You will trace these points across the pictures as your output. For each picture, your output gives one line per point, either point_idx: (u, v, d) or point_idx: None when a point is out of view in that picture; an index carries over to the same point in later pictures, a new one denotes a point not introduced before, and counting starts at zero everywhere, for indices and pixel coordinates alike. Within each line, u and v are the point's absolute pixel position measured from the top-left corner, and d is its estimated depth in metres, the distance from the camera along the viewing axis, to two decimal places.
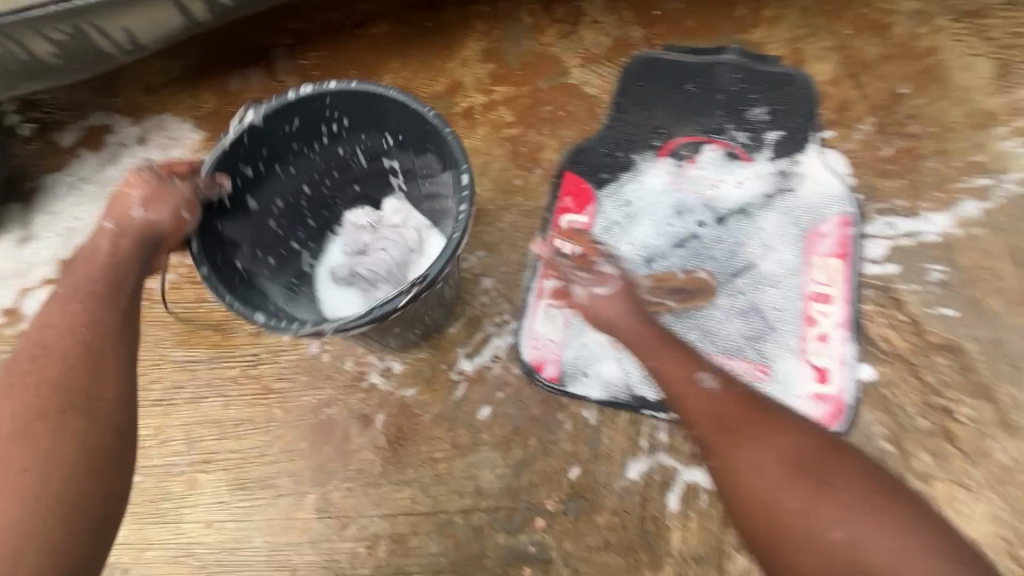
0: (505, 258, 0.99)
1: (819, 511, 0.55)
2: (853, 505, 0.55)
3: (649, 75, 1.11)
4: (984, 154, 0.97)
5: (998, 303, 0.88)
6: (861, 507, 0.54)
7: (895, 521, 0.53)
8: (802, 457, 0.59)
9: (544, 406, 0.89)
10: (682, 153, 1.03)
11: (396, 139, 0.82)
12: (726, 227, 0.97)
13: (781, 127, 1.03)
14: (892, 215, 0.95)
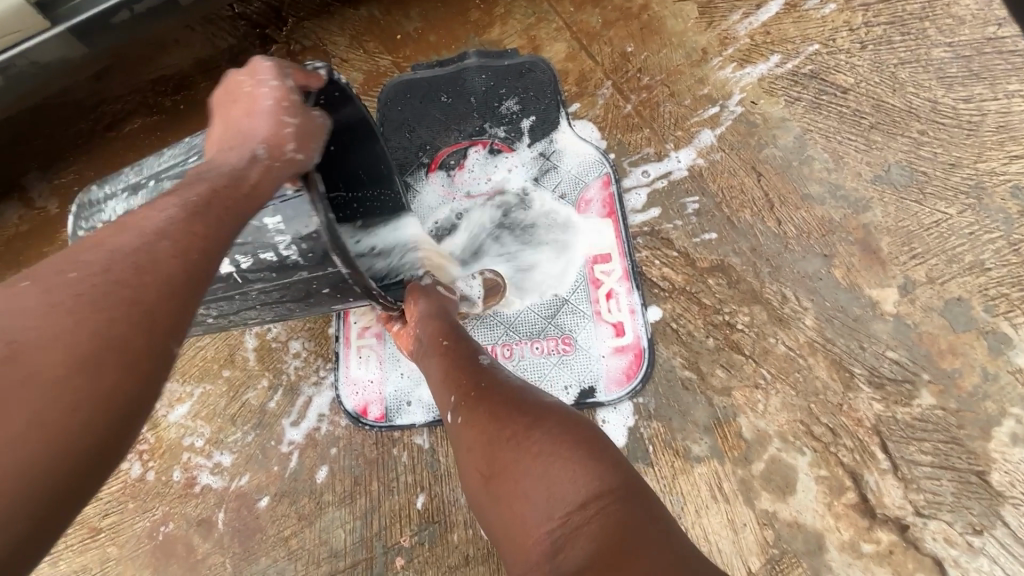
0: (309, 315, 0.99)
1: (524, 475, 0.57)
2: (552, 458, 0.57)
3: (404, 96, 1.12)
4: (708, 87, 1.07)
5: (748, 214, 0.97)
6: (555, 456, 0.56)
7: (580, 461, 0.56)
8: (517, 425, 0.61)
9: (378, 447, 0.89)
10: (451, 163, 1.07)
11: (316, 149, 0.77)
12: (506, 221, 1.02)
13: (533, 112, 1.08)
14: (644, 163, 1.02)
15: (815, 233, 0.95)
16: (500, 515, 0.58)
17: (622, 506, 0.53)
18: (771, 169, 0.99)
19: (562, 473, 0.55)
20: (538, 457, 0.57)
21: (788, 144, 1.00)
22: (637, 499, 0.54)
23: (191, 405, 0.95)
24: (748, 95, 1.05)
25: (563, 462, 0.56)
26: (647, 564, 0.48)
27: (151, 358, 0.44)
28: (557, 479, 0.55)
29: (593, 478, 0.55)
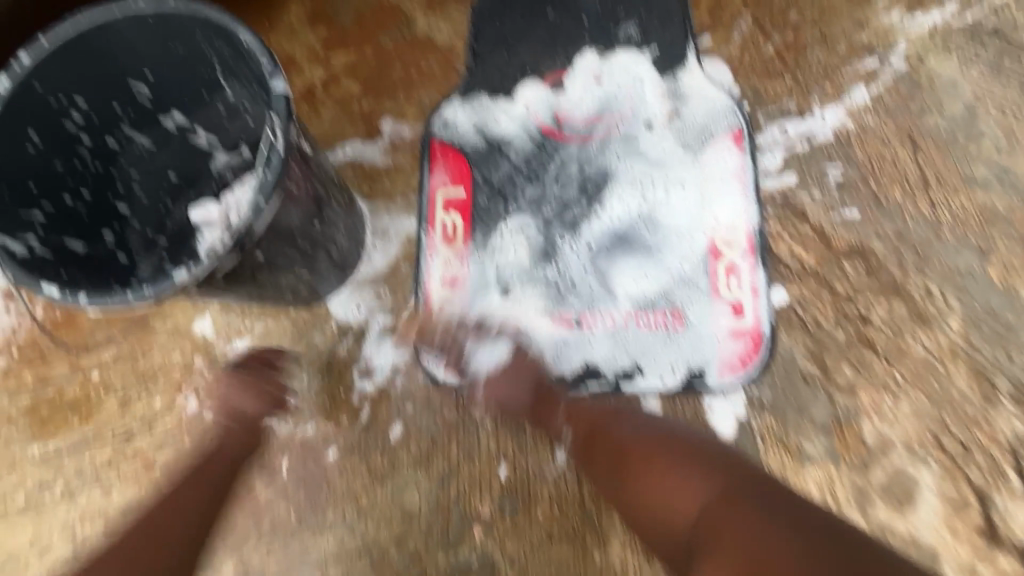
0: (385, 255, 0.88)
1: (653, 496, 0.61)
2: (674, 473, 0.60)
3: (504, 7, 0.95)
4: (867, 33, 0.90)
5: (898, 193, 0.84)
6: (673, 479, 0.60)
7: (691, 471, 0.60)
8: (634, 469, 0.64)
9: (458, 409, 0.82)
10: (554, 94, 0.92)
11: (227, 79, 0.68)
12: (612, 171, 0.88)
13: (656, 42, 0.92)
14: (784, 118, 0.88)
15: (973, 223, 0.82)
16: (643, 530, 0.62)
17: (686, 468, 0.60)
18: (931, 142, 0.86)
19: (682, 492, 0.59)
20: (666, 474, 0.61)
21: (955, 115, 0.86)
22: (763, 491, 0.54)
23: (252, 341, 0.87)
24: (915, 48, 0.89)
25: (685, 480, 0.59)
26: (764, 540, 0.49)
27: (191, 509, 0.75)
28: (680, 494, 0.58)
29: (711, 487, 0.57)
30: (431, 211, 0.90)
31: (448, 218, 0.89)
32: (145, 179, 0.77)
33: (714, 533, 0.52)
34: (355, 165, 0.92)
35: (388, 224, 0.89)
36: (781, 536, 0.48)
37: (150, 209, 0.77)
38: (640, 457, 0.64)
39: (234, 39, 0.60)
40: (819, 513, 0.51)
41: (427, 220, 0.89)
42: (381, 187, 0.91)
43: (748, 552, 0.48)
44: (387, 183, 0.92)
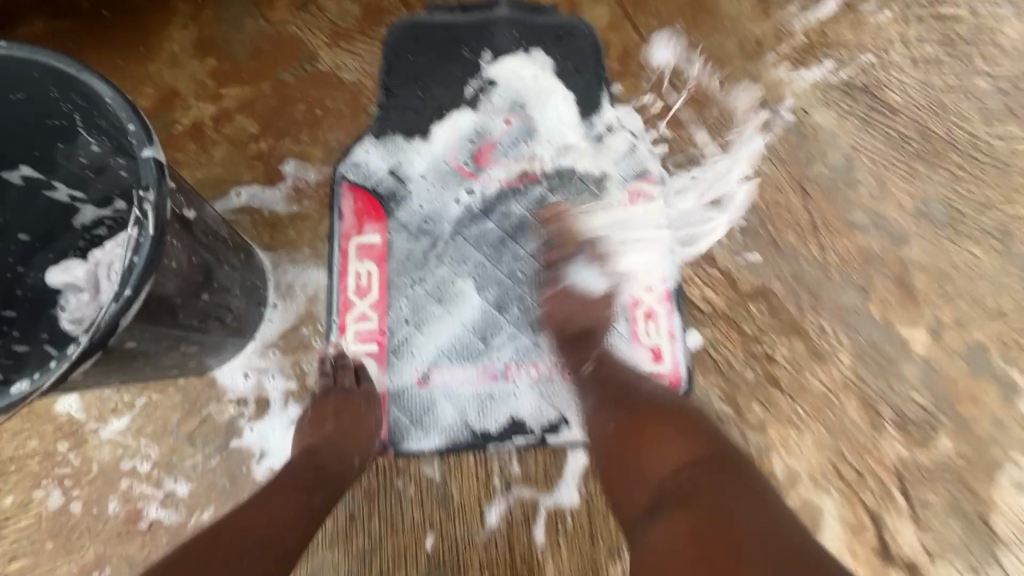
0: (291, 314, 0.81)
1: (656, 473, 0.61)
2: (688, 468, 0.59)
3: (416, 45, 0.92)
4: (759, 86, 0.97)
5: (793, 237, 0.91)
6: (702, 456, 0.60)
7: (686, 440, 0.62)
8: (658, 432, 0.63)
9: (379, 478, 0.77)
10: (473, 136, 0.90)
11: (84, 131, 0.58)
12: (532, 215, 0.88)
13: (572, 88, 0.93)
14: (691, 166, 0.92)
15: (856, 264, 0.91)
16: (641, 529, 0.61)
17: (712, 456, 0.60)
18: (818, 189, 0.93)
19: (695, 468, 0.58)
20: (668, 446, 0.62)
21: (836, 164, 0.94)
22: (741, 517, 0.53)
23: (132, 419, 0.76)
24: (800, 102, 0.97)
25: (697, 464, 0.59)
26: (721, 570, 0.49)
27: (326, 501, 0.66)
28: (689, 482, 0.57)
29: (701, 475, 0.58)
30: (343, 261, 0.83)
31: (362, 269, 0.83)
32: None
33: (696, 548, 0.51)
34: (254, 213, 0.84)
35: (294, 279, 0.82)
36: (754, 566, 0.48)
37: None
38: (656, 409, 0.66)
39: (84, 88, 0.52)
40: (797, 529, 0.53)
41: (339, 271, 0.83)
42: (284, 236, 0.84)
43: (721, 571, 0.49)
44: (291, 232, 0.84)
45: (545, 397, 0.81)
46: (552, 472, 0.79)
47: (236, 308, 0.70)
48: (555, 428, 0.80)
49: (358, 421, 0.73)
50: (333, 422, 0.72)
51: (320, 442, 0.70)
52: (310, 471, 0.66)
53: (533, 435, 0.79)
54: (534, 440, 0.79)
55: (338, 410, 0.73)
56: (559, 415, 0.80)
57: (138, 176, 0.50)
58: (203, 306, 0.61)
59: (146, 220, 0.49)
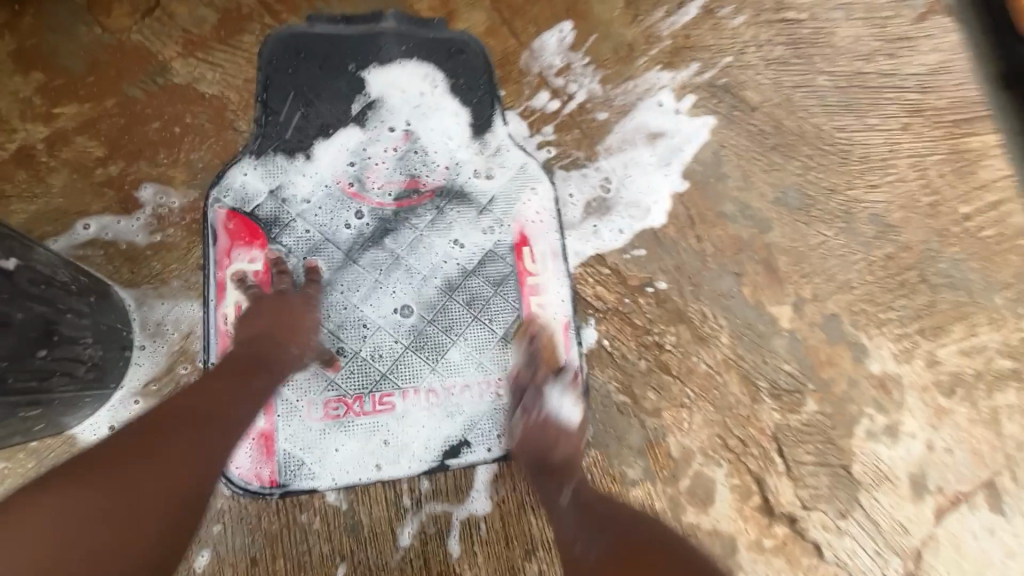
0: (162, 354, 0.74)
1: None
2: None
3: (296, 58, 0.87)
4: (634, 88, 1.02)
5: (673, 231, 0.97)
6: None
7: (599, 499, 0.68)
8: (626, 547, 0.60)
9: (278, 517, 0.72)
10: (361, 155, 0.86)
11: None
12: (427, 236, 0.86)
13: (465, 105, 0.93)
14: (577, 169, 0.96)
15: (729, 251, 0.99)
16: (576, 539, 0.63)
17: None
18: (692, 184, 1.00)
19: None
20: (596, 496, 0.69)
21: (706, 159, 1.02)
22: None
23: None
24: (671, 102, 1.03)
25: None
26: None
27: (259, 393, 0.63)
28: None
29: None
30: (220, 292, 0.76)
31: (241, 299, 0.76)
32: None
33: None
34: (109, 247, 0.76)
35: (164, 315, 0.75)
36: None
37: None
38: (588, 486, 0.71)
39: None
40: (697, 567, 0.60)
41: (215, 303, 0.76)
42: (147, 269, 0.76)
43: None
44: (155, 264, 0.77)
45: (449, 420, 0.80)
46: (461, 483, 0.79)
47: (92, 358, 0.64)
48: (456, 450, 0.80)
49: (292, 323, 0.70)
50: (264, 320, 0.69)
51: (195, 403, 0.58)
52: (192, 410, 0.57)
53: (434, 460, 0.78)
54: (435, 465, 0.78)
55: (266, 311, 0.71)
56: (461, 437, 0.80)
57: None
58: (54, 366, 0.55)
59: None
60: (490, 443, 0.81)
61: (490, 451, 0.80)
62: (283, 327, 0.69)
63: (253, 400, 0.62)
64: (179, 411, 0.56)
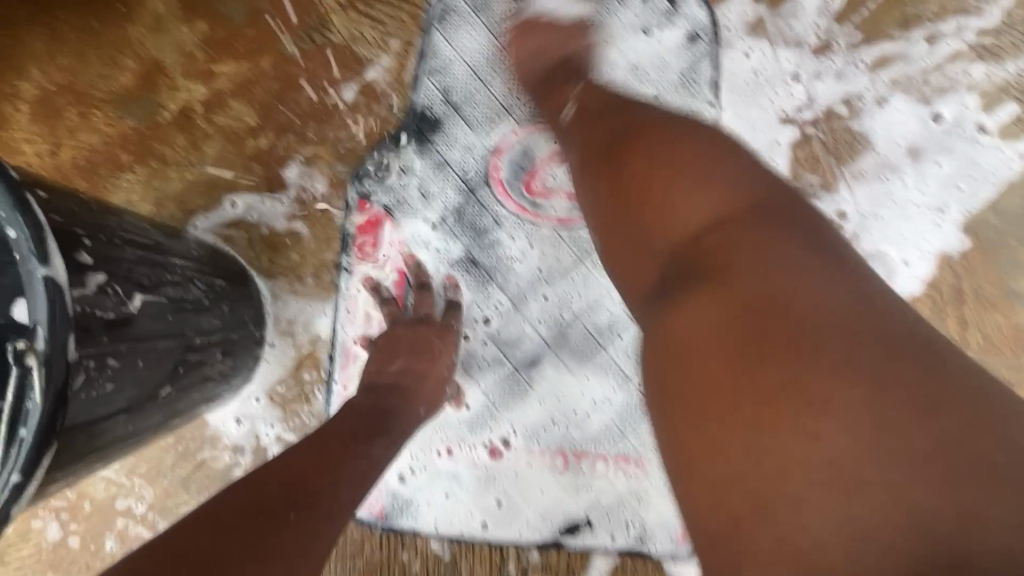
0: (293, 356, 0.70)
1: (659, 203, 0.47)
2: (672, 166, 0.47)
3: (463, 19, 0.71)
4: (923, 87, 0.70)
5: (925, 306, 0.69)
6: (697, 187, 0.46)
7: (715, 179, 0.46)
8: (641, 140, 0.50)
9: (382, 550, 0.69)
10: (523, 153, 0.70)
11: None
12: (585, 266, 0.69)
13: (665, 94, 0.70)
14: (804, 202, 0.70)
15: (1006, 351, 0.69)
16: (641, 201, 0.47)
17: (704, 170, 0.47)
18: (977, 243, 0.69)
19: (700, 192, 0.46)
20: (699, 181, 0.46)
21: (1010, 209, 0.69)
22: (798, 222, 0.44)
23: (125, 459, 0.70)
24: (978, 113, 0.70)
25: (690, 172, 0.47)
26: (820, 321, 0.38)
27: (382, 453, 0.53)
28: (689, 203, 0.45)
29: (730, 203, 0.45)
30: (350, 299, 0.70)
31: (370, 311, 0.69)
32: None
33: (716, 276, 0.42)
34: (251, 230, 0.71)
35: (296, 313, 0.70)
36: (833, 321, 0.38)
37: None
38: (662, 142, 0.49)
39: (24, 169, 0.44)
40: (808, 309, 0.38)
41: (344, 310, 0.69)
42: (285, 260, 0.71)
43: (827, 313, 0.38)
44: (293, 256, 0.71)
45: (573, 492, 0.69)
46: (575, 566, 0.69)
47: (219, 370, 0.60)
48: (575, 528, 0.68)
49: (430, 362, 0.61)
50: (400, 357, 0.60)
51: (328, 452, 0.49)
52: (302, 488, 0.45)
53: (549, 533, 0.68)
54: (550, 538, 0.68)
55: (409, 344, 0.62)
56: (584, 515, 0.68)
57: (103, 304, 0.40)
58: (180, 392, 0.53)
59: (110, 358, 0.40)
60: (616, 531, 0.68)
61: (614, 539, 0.68)
62: (417, 375, 0.59)
63: (355, 481, 0.49)
64: (283, 488, 0.44)
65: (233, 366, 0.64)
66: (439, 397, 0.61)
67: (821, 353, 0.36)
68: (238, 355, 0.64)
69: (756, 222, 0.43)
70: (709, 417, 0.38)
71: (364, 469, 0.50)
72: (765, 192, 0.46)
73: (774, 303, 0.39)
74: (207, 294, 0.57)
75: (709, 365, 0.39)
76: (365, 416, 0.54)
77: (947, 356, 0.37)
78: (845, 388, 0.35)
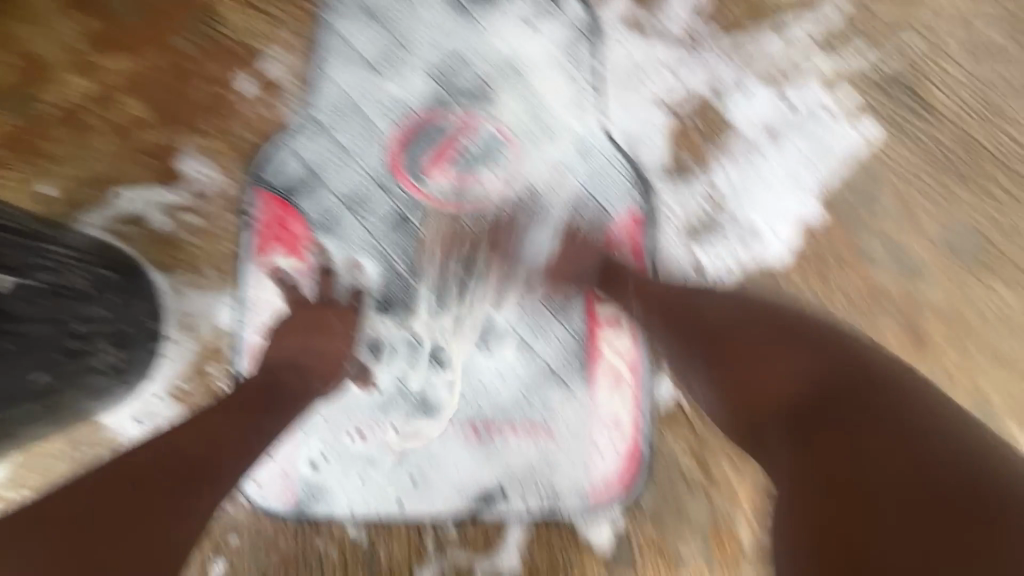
0: (194, 350, 0.69)
1: (758, 377, 0.58)
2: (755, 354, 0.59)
3: (357, 14, 0.74)
4: (778, 77, 0.79)
5: (794, 269, 0.77)
6: (780, 355, 0.58)
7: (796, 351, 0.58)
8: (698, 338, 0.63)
9: (296, 539, 0.69)
10: (423, 141, 0.74)
11: None
12: (488, 247, 0.74)
13: (553, 85, 0.76)
14: (683, 179, 0.77)
15: (864, 305, 0.78)
16: (737, 384, 0.59)
17: (794, 344, 0.58)
18: (833, 212, 0.78)
19: (784, 367, 0.57)
20: (762, 372, 0.58)
21: (857, 181, 0.79)
22: (872, 391, 0.51)
23: (8, 471, 0.66)
24: (824, 99, 0.79)
25: (786, 354, 0.58)
26: (891, 465, 0.46)
27: (265, 434, 0.59)
28: (776, 376, 0.57)
29: (812, 367, 0.56)
30: (254, 288, 0.70)
31: (274, 299, 0.70)
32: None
33: (739, 356, 0.59)
34: (146, 224, 0.70)
35: (196, 306, 0.69)
36: (817, 397, 0.53)
37: None
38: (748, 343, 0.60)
39: None
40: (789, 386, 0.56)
41: (248, 300, 0.70)
42: (184, 253, 0.70)
43: (887, 451, 0.47)
44: (192, 249, 0.70)
45: (487, 464, 0.71)
46: (491, 536, 0.70)
47: (111, 363, 0.64)
48: (488, 499, 0.71)
49: (327, 340, 0.66)
50: (297, 338, 0.65)
51: (207, 444, 0.55)
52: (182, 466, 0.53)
53: (464, 506, 0.70)
54: (465, 511, 0.70)
55: (306, 326, 0.67)
56: (497, 486, 0.71)
57: None
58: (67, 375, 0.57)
59: None
60: (528, 497, 0.71)
61: (526, 507, 0.71)
62: (312, 352, 0.65)
63: (243, 451, 0.57)
64: (176, 459, 0.53)
65: (127, 357, 0.65)
66: (339, 370, 0.67)
67: (905, 489, 0.45)
68: (133, 347, 0.65)
69: (843, 400, 0.52)
70: (817, 471, 0.50)
71: (255, 435, 0.58)
72: (837, 352, 0.56)
73: (778, 400, 0.56)
74: (96, 285, 0.62)
75: (771, 391, 0.57)
76: (247, 407, 0.60)
77: (967, 448, 0.46)
78: (891, 460, 0.46)
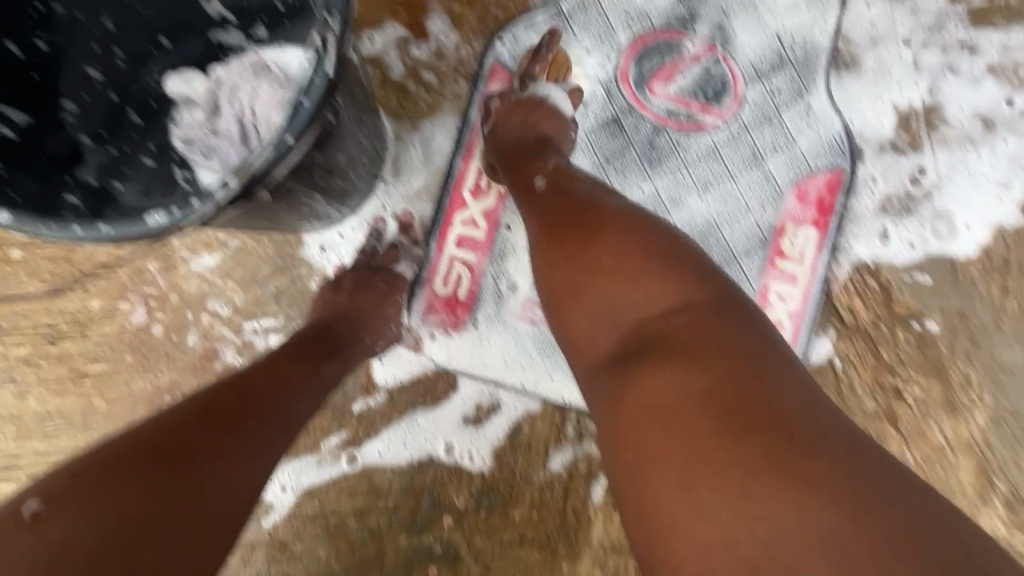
0: (404, 196, 0.74)
1: (641, 391, 0.43)
2: (608, 311, 0.49)
3: None
4: (1010, 74, 0.78)
5: (977, 268, 0.76)
6: (670, 364, 0.43)
7: (666, 355, 0.44)
8: (518, 218, 0.59)
9: (453, 391, 0.73)
10: (653, 57, 0.75)
11: None
12: (683, 173, 0.75)
13: (790, 35, 0.77)
14: (891, 154, 0.77)
15: None
16: (597, 330, 0.50)
17: (675, 354, 0.43)
18: None
19: (668, 367, 0.42)
20: (629, 260, 0.49)
21: None
22: (776, 395, 0.40)
23: (220, 260, 0.72)
24: None
25: (659, 350, 0.44)
26: (676, 399, 0.41)
27: (337, 354, 0.59)
28: (613, 288, 0.49)
29: (702, 368, 0.41)
30: (468, 151, 0.74)
31: (483, 168, 0.74)
32: (80, 3, 0.60)
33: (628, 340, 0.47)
34: (386, 70, 0.74)
35: (413, 159, 0.74)
36: (658, 352, 0.44)
37: (127, 78, 0.64)
38: (591, 235, 0.52)
39: None
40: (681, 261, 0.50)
41: (461, 161, 0.74)
42: (415, 105, 0.74)
43: (680, 395, 0.41)
44: (422, 104, 0.74)
45: None
46: None
47: (359, 173, 0.65)
48: None
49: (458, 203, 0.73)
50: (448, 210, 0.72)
51: (288, 358, 0.55)
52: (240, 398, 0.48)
53: None
54: None
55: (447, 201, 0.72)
56: None
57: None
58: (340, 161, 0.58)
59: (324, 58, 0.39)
60: None
61: None
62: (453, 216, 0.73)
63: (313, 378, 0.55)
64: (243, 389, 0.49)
65: (369, 164, 0.67)
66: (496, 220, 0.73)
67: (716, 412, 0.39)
68: (372, 163, 0.67)
69: (724, 397, 0.40)
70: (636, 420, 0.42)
71: (354, 339, 0.61)
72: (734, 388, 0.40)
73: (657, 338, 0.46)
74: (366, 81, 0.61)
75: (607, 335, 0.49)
76: (319, 330, 0.60)
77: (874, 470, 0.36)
78: (688, 410, 0.40)
